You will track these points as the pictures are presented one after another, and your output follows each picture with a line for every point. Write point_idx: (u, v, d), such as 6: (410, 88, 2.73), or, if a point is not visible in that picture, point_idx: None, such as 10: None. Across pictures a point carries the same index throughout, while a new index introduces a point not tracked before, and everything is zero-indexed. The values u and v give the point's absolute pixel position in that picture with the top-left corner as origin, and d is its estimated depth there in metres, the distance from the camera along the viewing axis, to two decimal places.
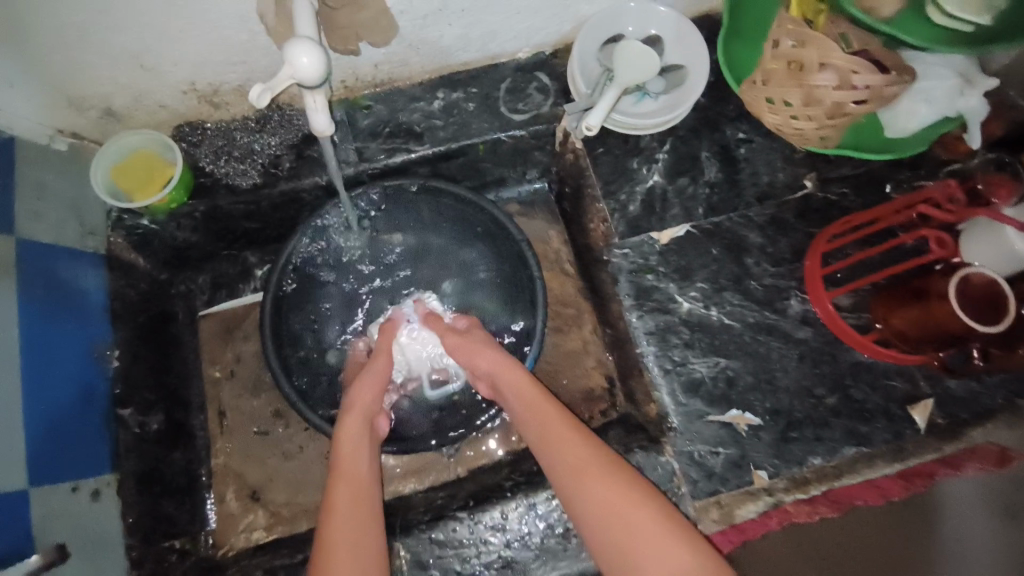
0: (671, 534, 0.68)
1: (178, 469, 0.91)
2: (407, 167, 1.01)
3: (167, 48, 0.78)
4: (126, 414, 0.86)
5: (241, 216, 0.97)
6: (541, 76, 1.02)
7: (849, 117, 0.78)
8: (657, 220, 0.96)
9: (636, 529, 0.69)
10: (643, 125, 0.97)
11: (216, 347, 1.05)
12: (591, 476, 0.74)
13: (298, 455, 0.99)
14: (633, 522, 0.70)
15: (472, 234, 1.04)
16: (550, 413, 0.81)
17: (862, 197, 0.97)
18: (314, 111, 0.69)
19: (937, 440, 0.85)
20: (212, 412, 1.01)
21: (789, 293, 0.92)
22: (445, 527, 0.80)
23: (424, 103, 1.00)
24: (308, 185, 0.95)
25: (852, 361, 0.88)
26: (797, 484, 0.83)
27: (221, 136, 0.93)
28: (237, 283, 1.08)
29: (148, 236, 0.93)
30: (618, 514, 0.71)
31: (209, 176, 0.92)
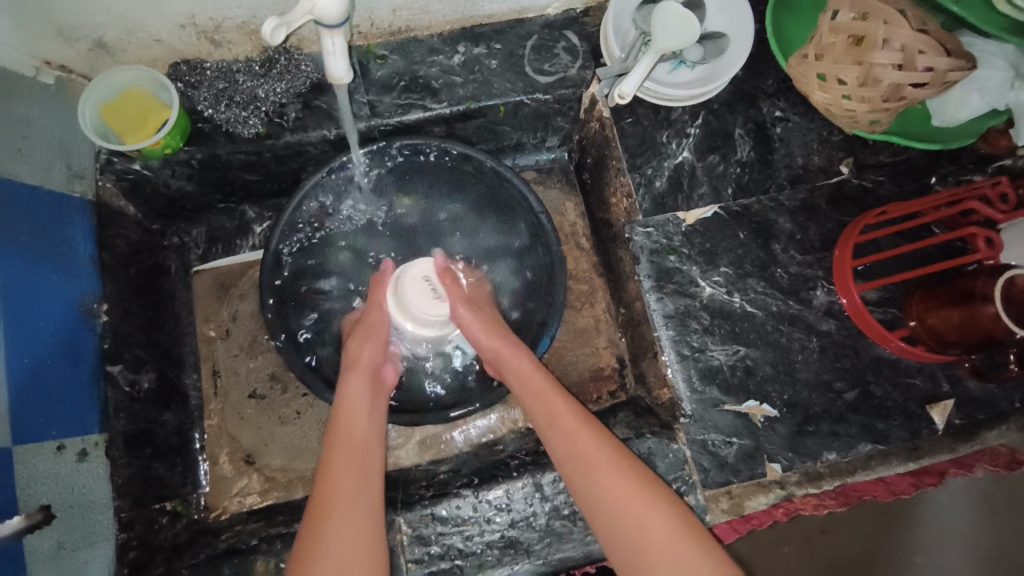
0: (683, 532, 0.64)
1: (171, 430, 0.88)
2: (421, 126, 0.94)
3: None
4: (115, 371, 0.81)
5: (240, 167, 0.91)
6: (570, 36, 0.95)
7: (905, 101, 0.75)
8: (683, 198, 0.91)
9: (647, 527, 0.65)
10: (676, 95, 0.91)
11: (209, 305, 0.99)
12: (598, 469, 0.69)
13: (295, 420, 0.95)
14: (643, 518, 0.65)
15: (486, 201, 0.99)
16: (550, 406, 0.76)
17: (899, 187, 0.93)
18: (331, 55, 0.64)
19: (953, 440, 0.83)
20: (204, 372, 0.97)
21: (815, 283, 0.88)
22: (449, 504, 0.76)
23: (443, 57, 0.93)
24: (315, 139, 0.89)
25: (874, 356, 0.85)
26: (810, 479, 0.82)
27: (221, 78, 0.86)
28: (235, 239, 1.02)
29: (140, 183, 0.87)
30: (629, 511, 0.66)
31: (208, 122, 0.86)
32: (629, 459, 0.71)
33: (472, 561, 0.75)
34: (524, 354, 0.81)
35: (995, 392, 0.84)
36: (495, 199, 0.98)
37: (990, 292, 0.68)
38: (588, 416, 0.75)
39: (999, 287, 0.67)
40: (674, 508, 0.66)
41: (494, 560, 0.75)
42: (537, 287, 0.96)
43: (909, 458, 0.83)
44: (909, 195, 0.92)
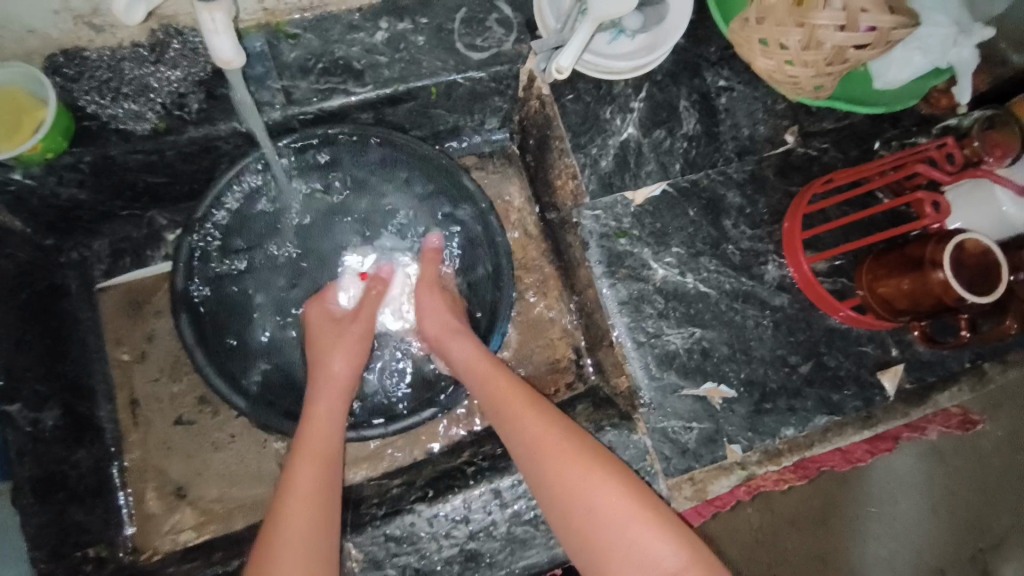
0: (644, 517, 0.62)
1: (86, 469, 0.78)
2: (346, 113, 0.86)
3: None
4: (14, 411, 0.71)
5: (141, 168, 0.80)
6: (501, 6, 0.88)
7: (849, 65, 0.72)
8: (631, 177, 0.87)
9: (602, 511, 0.62)
10: (616, 67, 0.87)
11: (123, 325, 0.89)
12: (551, 452, 0.67)
13: (231, 443, 0.88)
14: (595, 501, 0.63)
15: (425, 192, 0.92)
16: (498, 393, 0.74)
17: (843, 154, 0.91)
18: (214, 34, 0.56)
19: (904, 404, 0.84)
20: (124, 398, 0.87)
21: (766, 258, 0.86)
22: (402, 522, 0.71)
23: (365, 35, 0.85)
24: (225, 132, 0.79)
25: (826, 327, 0.84)
26: (770, 457, 0.81)
27: (104, 68, 0.75)
28: (146, 248, 0.92)
29: (23, 194, 0.75)
30: (576, 493, 0.64)
31: (95, 120, 0.75)
32: (584, 437, 0.68)
33: None
34: (472, 345, 0.80)
35: (943, 354, 0.85)
36: (434, 191, 0.91)
37: (939, 259, 0.66)
38: (540, 398, 0.73)
39: (949, 252, 0.66)
40: (629, 487, 0.64)
41: None
42: (485, 280, 0.91)
43: (864, 427, 0.83)
44: (854, 161, 0.91)
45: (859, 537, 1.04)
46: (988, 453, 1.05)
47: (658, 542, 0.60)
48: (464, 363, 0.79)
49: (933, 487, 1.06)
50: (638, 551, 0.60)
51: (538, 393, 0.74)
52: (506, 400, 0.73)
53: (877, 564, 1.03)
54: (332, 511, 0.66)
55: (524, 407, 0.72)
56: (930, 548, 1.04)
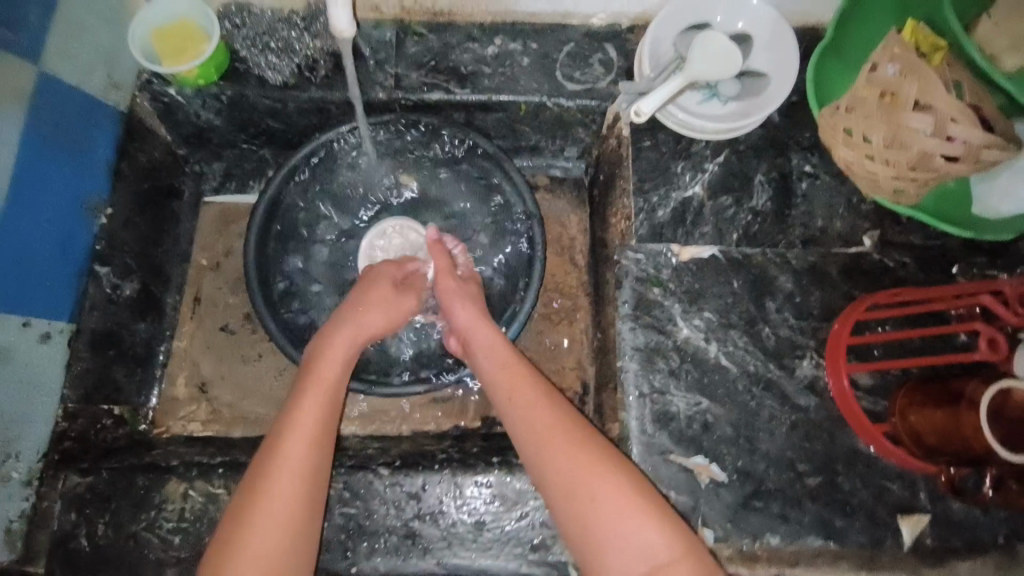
0: (636, 509, 0.61)
1: (139, 339, 0.91)
2: (441, 108, 0.95)
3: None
4: (103, 272, 0.84)
5: (265, 112, 0.95)
6: (608, 49, 0.94)
7: (937, 174, 0.67)
8: (683, 232, 0.87)
9: (599, 501, 0.62)
10: (699, 126, 0.88)
11: (209, 236, 1.03)
12: (553, 440, 0.66)
13: (253, 360, 0.97)
14: (592, 489, 0.62)
15: (487, 196, 0.98)
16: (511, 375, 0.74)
17: (926, 274, 0.84)
18: (335, 6, 0.64)
19: (918, 560, 0.73)
20: (187, 296, 1.00)
21: (804, 352, 0.81)
22: (361, 477, 0.75)
23: (478, 46, 0.94)
24: (337, 99, 0.92)
25: (849, 447, 0.77)
26: (744, 559, 0.74)
27: (262, 23, 0.90)
28: (249, 179, 1.06)
29: (174, 107, 0.93)
30: (574, 482, 0.63)
31: (243, 63, 0.90)
32: (588, 429, 0.68)
33: (367, 541, 0.73)
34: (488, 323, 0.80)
35: (977, 519, 0.74)
36: (498, 197, 0.97)
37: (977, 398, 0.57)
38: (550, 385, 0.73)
39: (986, 397, 0.55)
40: (632, 487, 0.62)
41: (390, 547, 0.73)
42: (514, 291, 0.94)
43: (864, 568, 0.74)
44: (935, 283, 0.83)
45: None
46: None
47: (650, 529, 0.60)
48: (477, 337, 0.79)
49: None
50: (629, 539, 0.60)
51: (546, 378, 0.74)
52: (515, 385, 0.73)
53: None
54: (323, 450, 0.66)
55: (534, 392, 0.71)
56: None
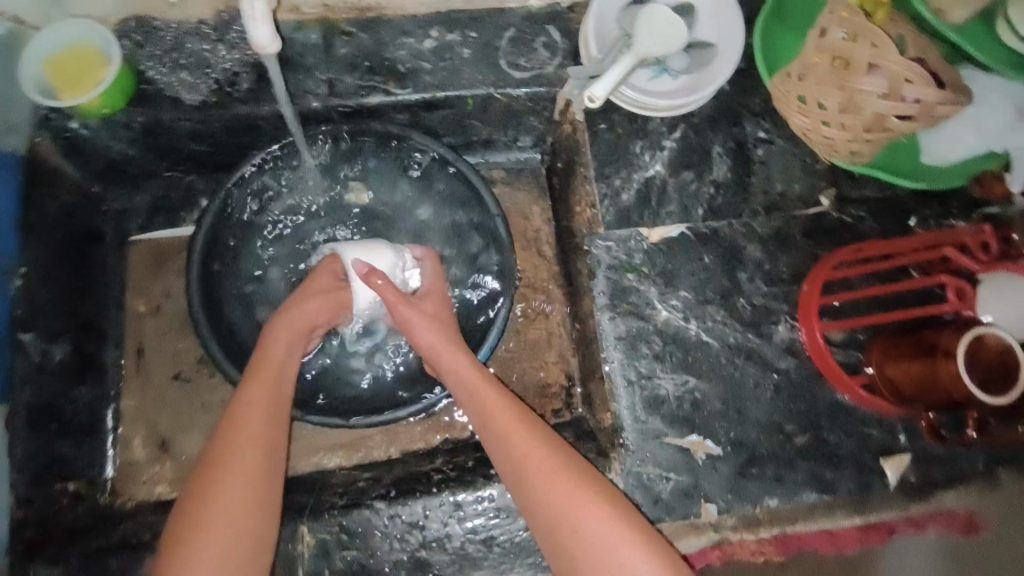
0: (621, 534, 0.63)
1: (82, 406, 0.83)
2: (383, 111, 0.89)
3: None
4: (28, 339, 0.75)
5: (187, 135, 0.86)
6: (551, 31, 0.90)
7: (890, 135, 0.69)
8: (650, 214, 0.86)
9: (582, 530, 0.63)
10: (651, 104, 0.87)
11: (143, 279, 0.94)
12: (532, 468, 0.67)
13: (217, 408, 0.90)
14: (580, 519, 0.63)
15: (443, 198, 0.94)
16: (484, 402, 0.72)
17: (880, 226, 0.87)
18: (252, 21, 0.57)
19: (904, 497, 0.78)
20: (129, 348, 0.91)
21: (778, 317, 0.83)
22: (359, 515, 0.72)
23: (414, 40, 0.88)
24: (268, 113, 0.84)
25: (830, 402, 0.80)
26: (747, 525, 0.77)
27: (170, 37, 0.80)
28: (179, 210, 0.96)
29: (79, 142, 0.82)
30: (561, 511, 0.64)
31: (151, 84, 0.80)
32: (569, 457, 0.68)
33: None
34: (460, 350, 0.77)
35: (955, 453, 0.79)
36: (456, 198, 0.93)
37: (952, 348, 0.60)
38: (526, 411, 0.72)
39: (962, 343, 0.59)
40: (617, 513, 0.64)
41: None
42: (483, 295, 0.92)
43: (856, 512, 0.78)
44: (890, 233, 0.86)
45: None
46: None
47: (641, 559, 0.61)
48: (447, 362, 0.76)
49: None
50: (621, 569, 0.61)
51: (523, 403, 0.73)
52: (490, 410, 0.71)
53: None
54: (267, 501, 0.64)
55: (511, 418, 0.70)
56: None
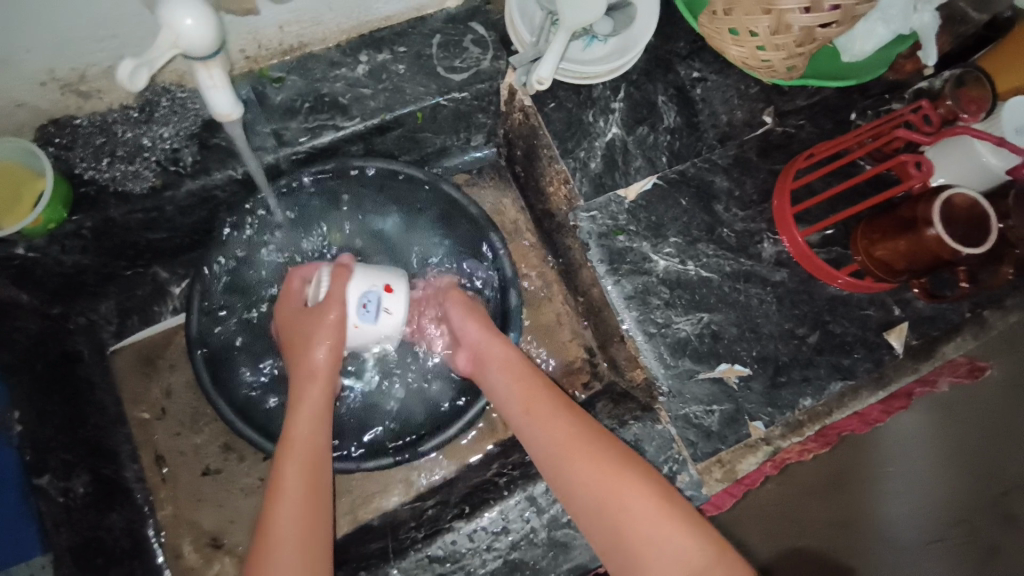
0: (665, 521, 0.62)
1: (120, 532, 0.79)
2: (336, 147, 0.88)
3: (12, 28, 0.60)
4: (44, 482, 0.74)
5: (140, 227, 0.83)
6: (475, 27, 0.91)
7: (818, 44, 0.75)
8: (621, 175, 0.90)
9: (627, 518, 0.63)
10: (593, 72, 0.89)
11: (137, 383, 0.92)
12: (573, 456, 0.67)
13: (258, 487, 0.91)
14: (623, 508, 0.63)
15: (418, 212, 0.95)
16: (527, 395, 0.74)
17: (820, 128, 0.94)
18: (212, 90, 0.56)
19: (913, 361, 0.86)
20: (147, 459, 0.90)
21: (761, 236, 0.89)
22: (443, 542, 0.73)
23: (346, 69, 0.86)
24: (221, 180, 0.81)
25: (827, 296, 0.87)
26: (791, 429, 0.83)
27: (96, 133, 0.76)
28: (153, 303, 0.94)
29: (31, 265, 0.77)
30: (605, 496, 0.64)
31: (92, 185, 0.76)
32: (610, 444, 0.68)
33: None
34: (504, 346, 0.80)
35: (944, 308, 0.87)
36: (434, 211, 0.94)
37: (930, 217, 0.71)
38: (566, 403, 0.73)
39: (938, 209, 0.71)
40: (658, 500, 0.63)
41: None
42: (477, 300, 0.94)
43: (879, 387, 0.85)
44: (830, 134, 0.93)
45: (876, 499, 1.04)
46: (1000, 399, 1.07)
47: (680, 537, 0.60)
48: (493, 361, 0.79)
49: (948, 440, 1.05)
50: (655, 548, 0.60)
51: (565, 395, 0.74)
52: (531, 403, 0.73)
53: (901, 522, 1.03)
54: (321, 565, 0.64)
55: (551, 411, 0.72)
56: (950, 499, 1.04)
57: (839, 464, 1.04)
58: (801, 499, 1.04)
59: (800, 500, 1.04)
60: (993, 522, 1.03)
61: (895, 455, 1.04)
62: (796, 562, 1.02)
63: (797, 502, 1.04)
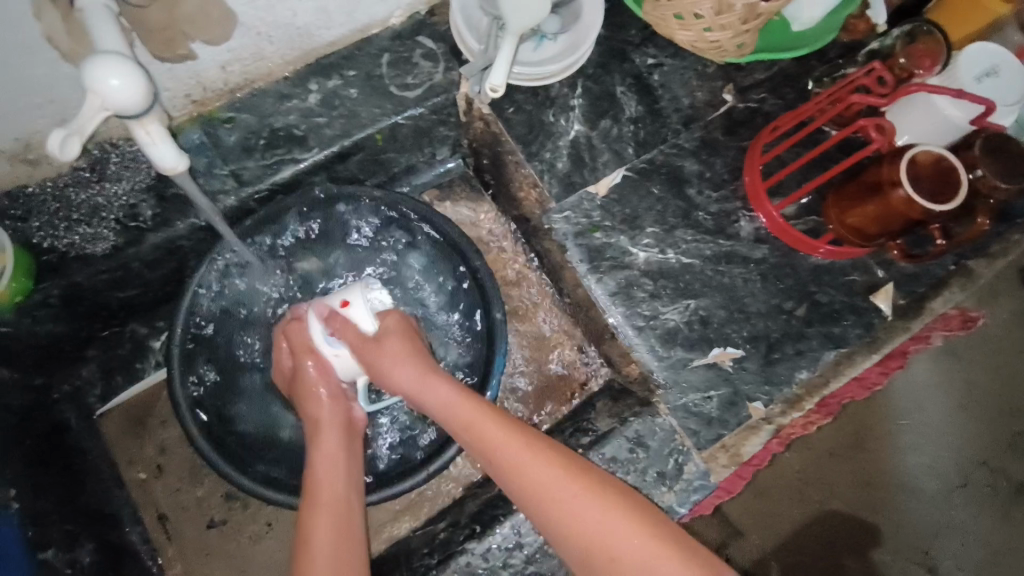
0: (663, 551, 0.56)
1: None
2: (299, 180, 0.87)
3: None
4: (49, 557, 0.72)
5: (108, 286, 0.81)
6: (424, 41, 0.90)
7: (762, 18, 0.75)
8: (589, 171, 0.89)
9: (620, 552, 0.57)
10: (548, 71, 0.88)
11: (130, 444, 0.91)
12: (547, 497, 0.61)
13: (265, 534, 0.89)
14: (615, 545, 0.57)
15: (392, 236, 0.93)
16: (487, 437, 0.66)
17: (783, 99, 0.93)
18: (152, 145, 0.54)
19: (904, 320, 0.86)
20: (150, 517, 0.89)
21: (737, 215, 0.88)
22: (458, 564, 0.72)
23: (298, 100, 0.85)
24: (184, 229, 0.80)
25: (811, 267, 0.86)
26: (792, 404, 0.82)
27: (50, 199, 0.73)
28: (134, 361, 0.93)
29: (1, 341, 0.75)
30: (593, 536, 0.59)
31: (53, 252, 0.74)
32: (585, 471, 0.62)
33: None
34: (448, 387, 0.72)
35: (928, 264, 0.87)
36: (409, 231, 0.92)
37: (897, 178, 0.72)
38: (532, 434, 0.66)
39: (903, 171, 0.71)
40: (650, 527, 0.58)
41: None
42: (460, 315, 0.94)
43: (872, 351, 0.85)
44: (794, 104, 0.92)
45: (898, 453, 1.04)
46: (999, 337, 1.09)
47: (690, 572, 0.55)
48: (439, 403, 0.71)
49: (958, 384, 1.07)
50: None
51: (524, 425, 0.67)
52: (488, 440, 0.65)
53: (925, 473, 1.04)
54: None
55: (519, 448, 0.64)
56: (968, 442, 1.05)
57: (854, 424, 1.04)
58: (822, 466, 1.03)
59: (822, 467, 1.03)
60: (1008, 458, 1.06)
61: (908, 407, 1.06)
62: (826, 529, 1.01)
63: (821, 470, 1.03)
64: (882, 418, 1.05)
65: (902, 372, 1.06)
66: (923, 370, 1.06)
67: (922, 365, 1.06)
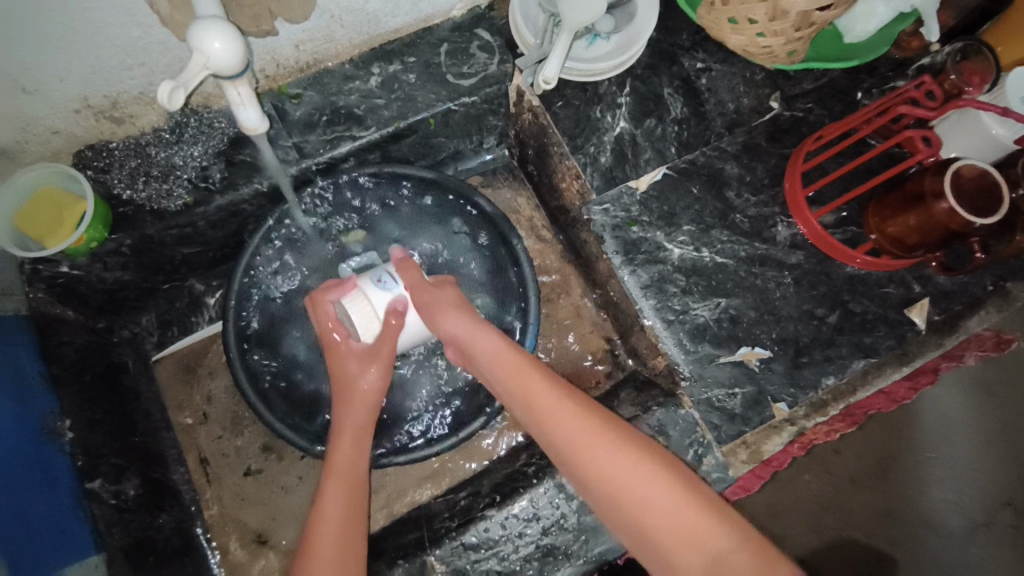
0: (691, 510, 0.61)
1: (169, 531, 0.83)
2: (355, 156, 0.92)
3: (40, 61, 0.65)
4: (96, 486, 0.78)
5: (175, 242, 0.87)
6: (482, 33, 0.94)
7: (815, 27, 0.76)
8: (631, 167, 0.91)
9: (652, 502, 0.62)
10: (599, 68, 0.91)
11: (180, 391, 0.97)
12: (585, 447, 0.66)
13: (297, 487, 0.95)
14: (648, 499, 0.62)
15: (437, 217, 0.97)
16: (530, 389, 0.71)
17: (829, 110, 0.94)
18: (240, 105, 0.60)
19: (937, 335, 0.86)
20: (192, 460, 0.95)
21: (775, 220, 0.89)
22: (477, 530, 0.75)
23: (360, 82, 0.90)
24: (248, 195, 0.85)
25: (846, 276, 0.87)
26: (816, 409, 0.83)
27: (131, 155, 0.81)
28: (188, 316, 1.00)
29: (74, 284, 0.82)
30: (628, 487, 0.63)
31: (129, 204, 0.81)
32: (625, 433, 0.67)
33: None
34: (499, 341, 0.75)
35: (965, 282, 0.87)
36: (453, 213, 0.97)
37: (940, 190, 0.72)
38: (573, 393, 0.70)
39: (947, 182, 0.72)
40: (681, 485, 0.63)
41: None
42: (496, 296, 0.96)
43: (902, 364, 0.85)
44: (840, 115, 0.93)
45: (919, 484, 0.99)
46: None
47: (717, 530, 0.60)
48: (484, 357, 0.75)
49: (986, 420, 1.01)
50: (696, 542, 0.60)
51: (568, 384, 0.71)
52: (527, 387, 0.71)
53: (947, 509, 0.97)
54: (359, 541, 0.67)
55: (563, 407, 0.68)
56: (993, 482, 0.99)
57: (879, 449, 1.00)
58: (845, 491, 0.99)
59: (846, 492, 0.99)
60: None
61: (932, 437, 1.00)
62: (844, 560, 0.95)
63: (846, 495, 0.99)
64: (908, 447, 1.00)
65: (927, 397, 1.01)
66: (952, 399, 1.01)
67: (951, 394, 1.01)
